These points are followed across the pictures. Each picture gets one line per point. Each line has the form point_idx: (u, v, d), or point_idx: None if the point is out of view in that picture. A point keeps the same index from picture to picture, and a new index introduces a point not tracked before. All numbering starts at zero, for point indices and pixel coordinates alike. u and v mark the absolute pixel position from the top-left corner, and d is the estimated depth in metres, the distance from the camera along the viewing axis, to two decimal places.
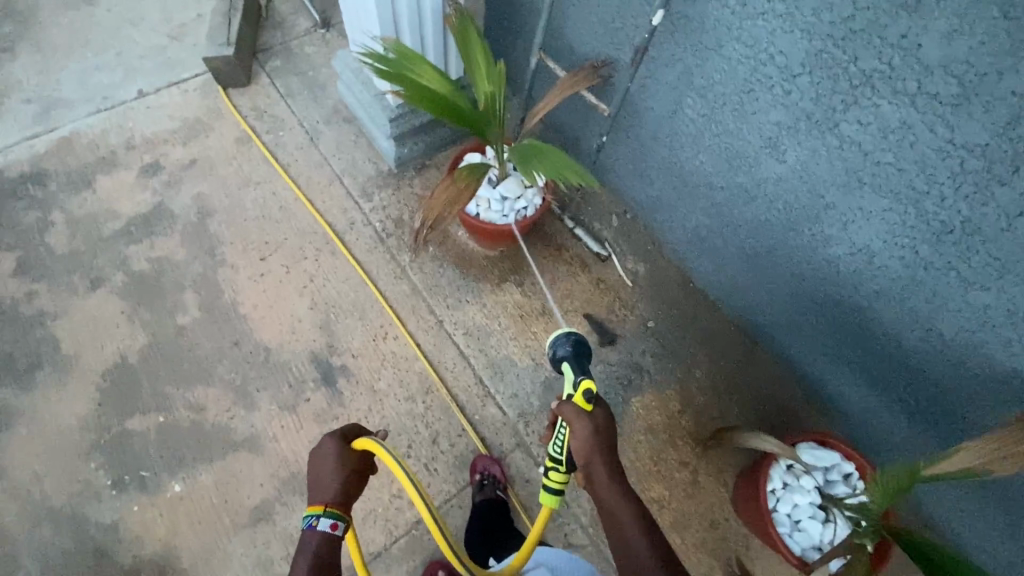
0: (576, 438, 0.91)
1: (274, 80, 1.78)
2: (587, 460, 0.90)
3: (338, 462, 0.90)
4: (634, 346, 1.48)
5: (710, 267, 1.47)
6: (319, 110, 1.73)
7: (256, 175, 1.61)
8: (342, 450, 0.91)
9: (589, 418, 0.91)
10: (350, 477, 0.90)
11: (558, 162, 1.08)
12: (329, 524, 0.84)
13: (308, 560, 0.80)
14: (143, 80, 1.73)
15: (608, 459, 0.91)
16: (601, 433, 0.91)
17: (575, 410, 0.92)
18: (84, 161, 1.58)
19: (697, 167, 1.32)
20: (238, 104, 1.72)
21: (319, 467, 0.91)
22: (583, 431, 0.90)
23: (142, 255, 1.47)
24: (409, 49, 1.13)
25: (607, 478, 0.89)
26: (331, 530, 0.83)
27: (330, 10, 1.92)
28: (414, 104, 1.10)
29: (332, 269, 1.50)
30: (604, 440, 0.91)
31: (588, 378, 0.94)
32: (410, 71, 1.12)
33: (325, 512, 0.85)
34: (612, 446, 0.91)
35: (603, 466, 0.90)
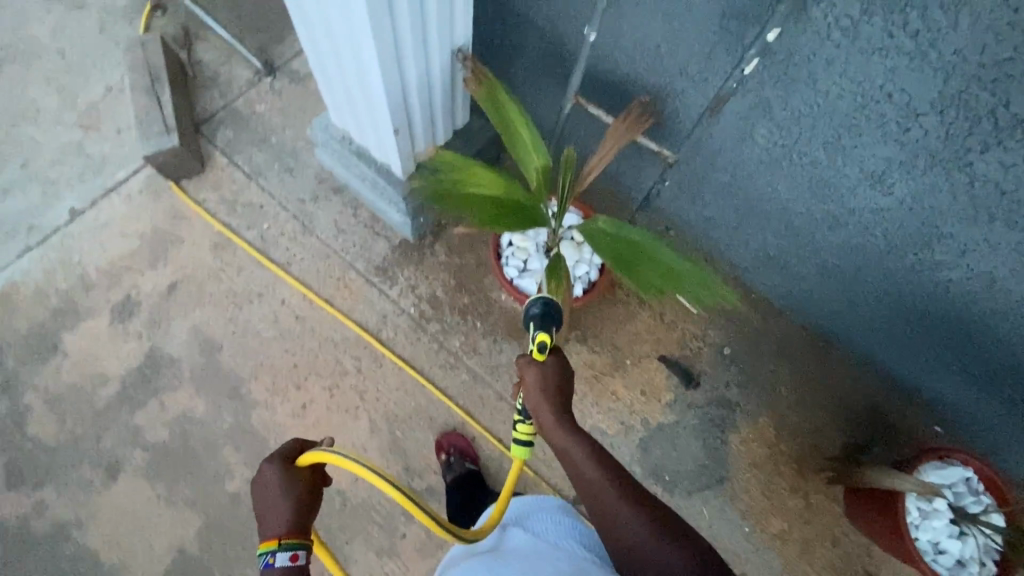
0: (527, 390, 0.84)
1: (233, 158, 1.48)
2: (542, 416, 0.81)
3: (281, 488, 0.78)
4: (718, 378, 1.40)
5: (778, 281, 1.37)
6: (300, 185, 1.47)
7: (255, 285, 1.37)
8: (289, 469, 0.81)
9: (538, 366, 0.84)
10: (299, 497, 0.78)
11: (671, 270, 1.00)
12: (288, 556, 0.71)
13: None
14: (72, 194, 1.40)
15: (560, 415, 0.80)
16: (550, 380, 0.83)
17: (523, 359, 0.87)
18: (39, 320, 1.29)
19: (767, 193, 1.19)
20: (200, 199, 1.43)
21: (262, 498, 0.78)
22: (533, 382, 0.83)
23: (155, 420, 1.24)
24: (456, 155, 0.95)
25: (563, 434, 0.78)
26: (292, 563, 0.71)
27: (271, 52, 1.60)
28: (489, 229, 0.91)
29: (382, 378, 1.33)
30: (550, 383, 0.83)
31: (539, 333, 0.87)
32: (464, 185, 0.93)
33: (281, 545, 0.72)
34: (564, 389, 0.83)
35: (559, 424, 0.79)
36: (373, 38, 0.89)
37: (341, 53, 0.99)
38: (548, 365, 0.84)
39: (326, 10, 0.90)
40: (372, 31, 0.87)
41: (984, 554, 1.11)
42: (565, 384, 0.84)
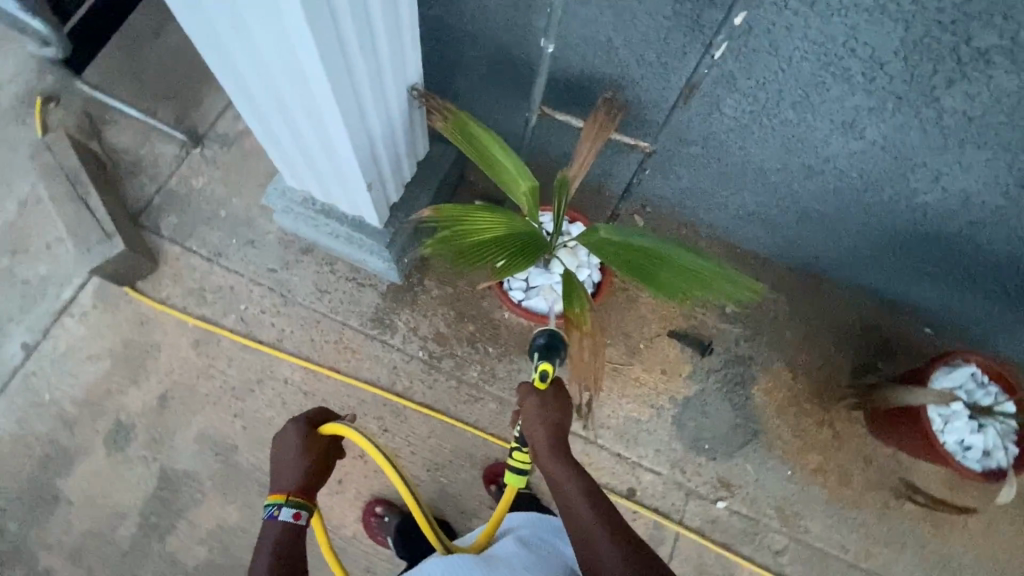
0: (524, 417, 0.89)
1: (186, 244, 1.37)
2: (541, 442, 0.86)
3: (300, 446, 0.87)
4: (728, 338, 1.44)
5: (761, 233, 1.41)
6: (266, 255, 1.38)
7: (252, 372, 1.30)
8: (309, 436, 0.88)
9: (539, 395, 0.89)
10: (314, 461, 0.87)
11: (691, 271, 0.90)
12: (291, 513, 0.83)
13: (267, 552, 0.79)
14: (19, 328, 1.28)
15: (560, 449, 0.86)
16: (551, 412, 0.88)
17: (525, 387, 0.91)
18: (29, 473, 1.19)
19: (740, 158, 1.20)
20: (164, 296, 1.33)
21: (279, 452, 0.88)
22: (534, 409, 0.88)
23: (190, 541, 1.18)
24: (457, 207, 0.90)
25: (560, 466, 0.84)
26: (294, 520, 0.83)
27: (190, 120, 1.48)
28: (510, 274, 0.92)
29: (411, 429, 1.31)
30: (549, 415, 0.88)
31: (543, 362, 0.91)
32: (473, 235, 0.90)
33: (287, 502, 0.83)
34: (561, 420, 0.89)
35: (554, 454, 0.85)
36: (332, 97, 0.80)
37: (290, 114, 0.89)
38: (549, 394, 0.89)
39: (269, 74, 0.80)
40: (330, 90, 0.79)
41: (1005, 440, 1.21)
42: (563, 416, 0.89)
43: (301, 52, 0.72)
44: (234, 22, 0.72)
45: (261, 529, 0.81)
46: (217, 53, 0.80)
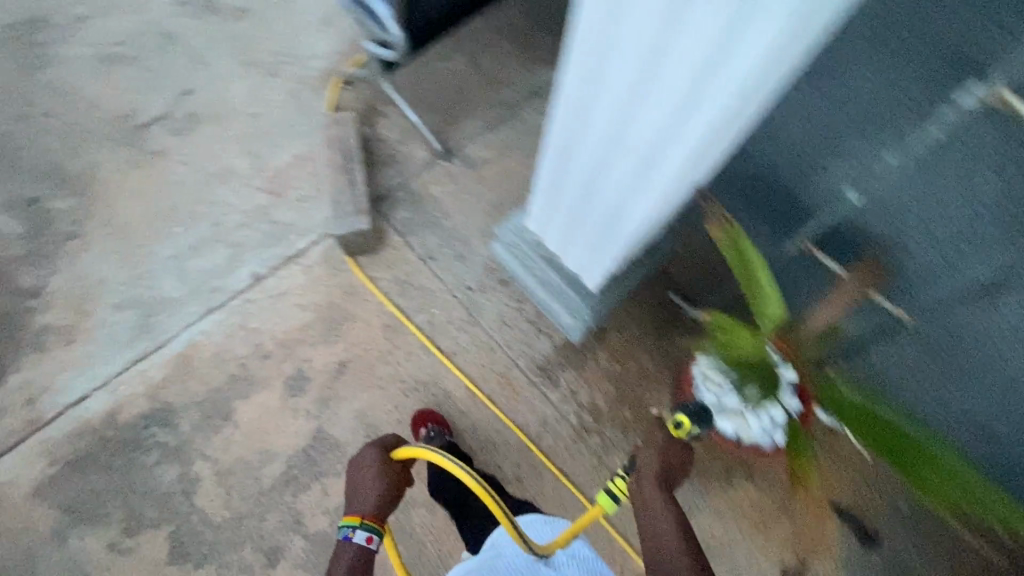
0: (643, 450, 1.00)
1: (407, 238, 1.50)
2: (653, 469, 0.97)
3: (377, 475, 0.96)
4: (893, 538, 1.31)
5: (980, 445, 1.19)
6: (469, 272, 1.48)
7: (422, 375, 1.38)
8: (382, 463, 0.96)
9: (667, 436, 1.02)
10: (389, 488, 0.95)
11: (953, 476, 0.86)
12: (364, 537, 0.90)
13: (345, 569, 0.89)
14: (255, 258, 1.45)
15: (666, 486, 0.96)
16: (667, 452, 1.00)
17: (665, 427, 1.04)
18: (213, 384, 1.31)
19: (998, 365, 1.02)
20: (374, 276, 1.45)
21: (360, 476, 0.97)
22: (658, 444, 1.00)
23: (317, 508, 1.24)
24: (728, 320, 1.08)
25: (661, 498, 0.94)
26: (366, 544, 0.90)
27: (446, 135, 1.65)
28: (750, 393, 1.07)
29: (540, 489, 1.33)
30: (666, 456, 1.00)
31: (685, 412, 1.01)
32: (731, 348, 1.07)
33: (361, 525, 0.91)
34: (672, 466, 0.99)
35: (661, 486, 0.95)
36: (678, 162, 0.80)
37: (608, 158, 0.89)
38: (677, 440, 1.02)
39: (625, 118, 0.80)
40: (682, 157, 0.79)
41: None
42: (674, 462, 1.00)
43: (692, 119, 0.73)
44: (643, 75, 0.71)
45: (338, 548, 0.90)
46: (587, 86, 0.80)
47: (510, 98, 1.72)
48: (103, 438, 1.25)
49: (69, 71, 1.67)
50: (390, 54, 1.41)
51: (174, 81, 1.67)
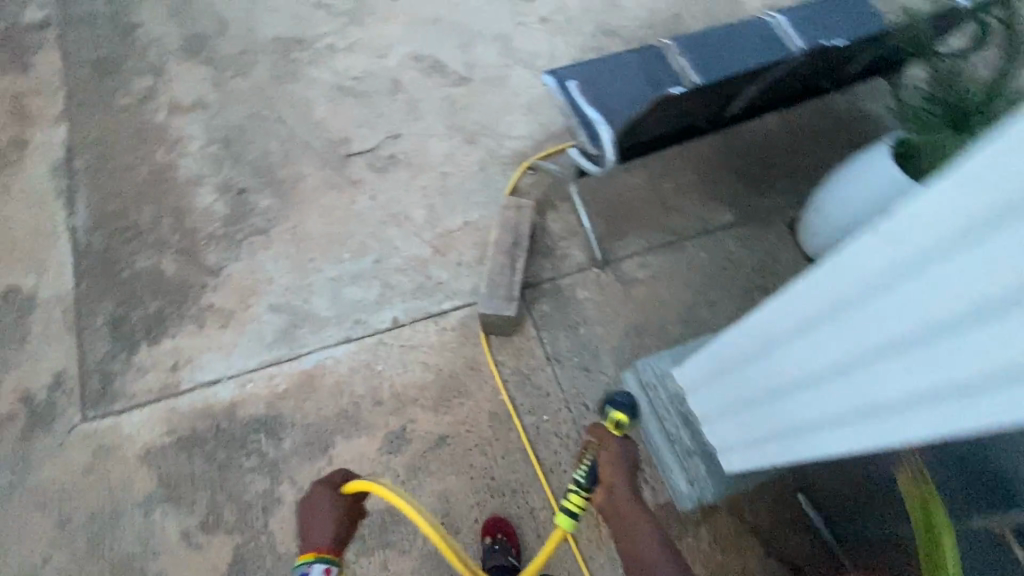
0: (606, 456, 1.07)
1: (541, 333, 1.50)
2: (614, 472, 1.06)
3: (330, 508, 0.99)
4: None
5: None
6: (591, 390, 1.43)
7: (513, 477, 1.34)
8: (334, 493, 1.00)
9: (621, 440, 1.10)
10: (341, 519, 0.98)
11: None
12: (321, 569, 0.88)
13: None
14: (400, 305, 1.52)
15: (630, 480, 1.06)
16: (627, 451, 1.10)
17: (607, 429, 1.12)
18: (324, 411, 1.36)
19: None
20: (499, 360, 1.46)
21: (314, 511, 0.99)
22: (614, 449, 1.07)
23: None
24: None
25: (628, 493, 1.04)
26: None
27: (608, 245, 1.66)
28: None
29: None
30: (629, 460, 1.07)
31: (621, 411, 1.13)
32: None
33: (318, 558, 0.89)
34: (631, 465, 1.08)
35: (628, 480, 1.06)
36: (859, 441, 0.77)
37: (799, 387, 0.86)
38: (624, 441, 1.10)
39: (865, 362, 0.73)
40: (864, 440, 0.76)
41: None
42: (630, 461, 1.08)
43: (899, 423, 0.69)
44: (886, 356, 0.69)
45: None
46: (824, 320, 0.77)
47: (680, 229, 1.71)
48: (218, 426, 1.32)
49: (309, 91, 1.91)
50: (590, 164, 1.49)
51: (388, 126, 1.87)
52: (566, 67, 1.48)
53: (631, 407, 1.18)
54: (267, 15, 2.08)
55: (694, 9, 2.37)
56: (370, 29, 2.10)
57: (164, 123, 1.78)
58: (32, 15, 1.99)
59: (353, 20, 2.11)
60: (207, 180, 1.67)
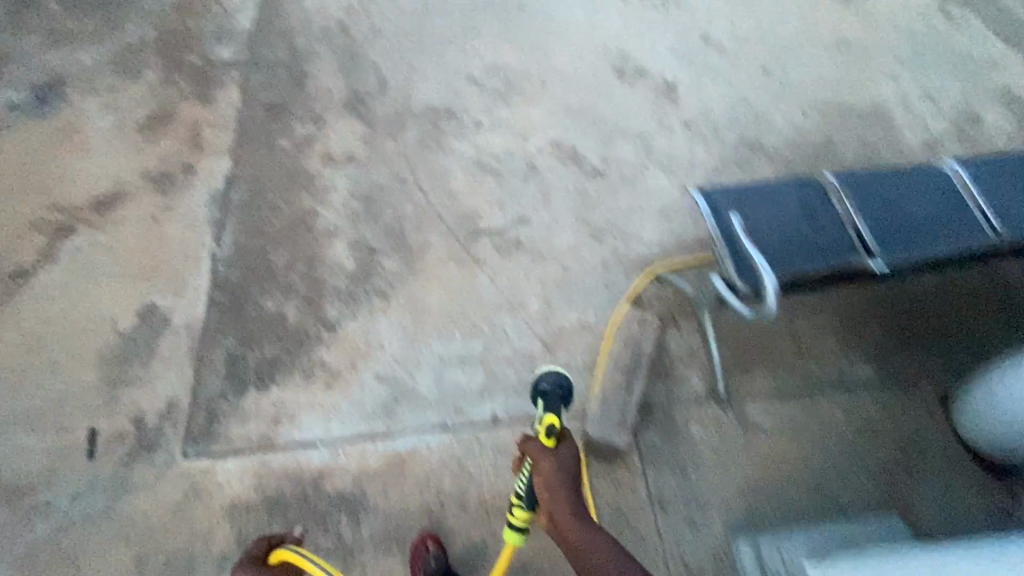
0: (540, 472, 1.07)
1: (645, 468, 1.41)
2: (552, 493, 1.05)
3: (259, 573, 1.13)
4: None
5: None
6: (692, 548, 1.35)
7: None
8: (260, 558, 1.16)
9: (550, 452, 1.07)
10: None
11: None
12: None
13: None
14: (502, 400, 1.46)
15: (572, 494, 1.04)
16: (560, 468, 1.06)
17: (538, 445, 1.08)
18: (410, 502, 1.32)
19: None
20: (596, 489, 1.38)
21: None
22: (547, 463, 1.05)
23: None
24: None
25: (572, 513, 1.03)
26: None
27: (732, 379, 1.53)
28: None
29: None
30: (567, 471, 1.06)
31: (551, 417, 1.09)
32: None
33: None
34: (569, 471, 1.07)
35: (567, 500, 1.04)
36: None
37: None
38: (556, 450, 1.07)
39: None
40: None
41: None
42: (566, 469, 1.06)
43: None
44: None
45: None
46: None
47: (813, 376, 1.55)
48: (306, 494, 1.32)
49: (449, 162, 1.98)
50: (733, 305, 1.36)
51: (518, 208, 1.88)
52: (723, 206, 1.49)
53: (558, 397, 1.18)
54: (422, 84, 2.20)
55: (843, 137, 2.29)
56: (515, 111, 2.17)
57: (314, 171, 1.88)
58: (224, 54, 2.22)
59: (501, 98, 2.21)
60: (342, 234, 1.73)
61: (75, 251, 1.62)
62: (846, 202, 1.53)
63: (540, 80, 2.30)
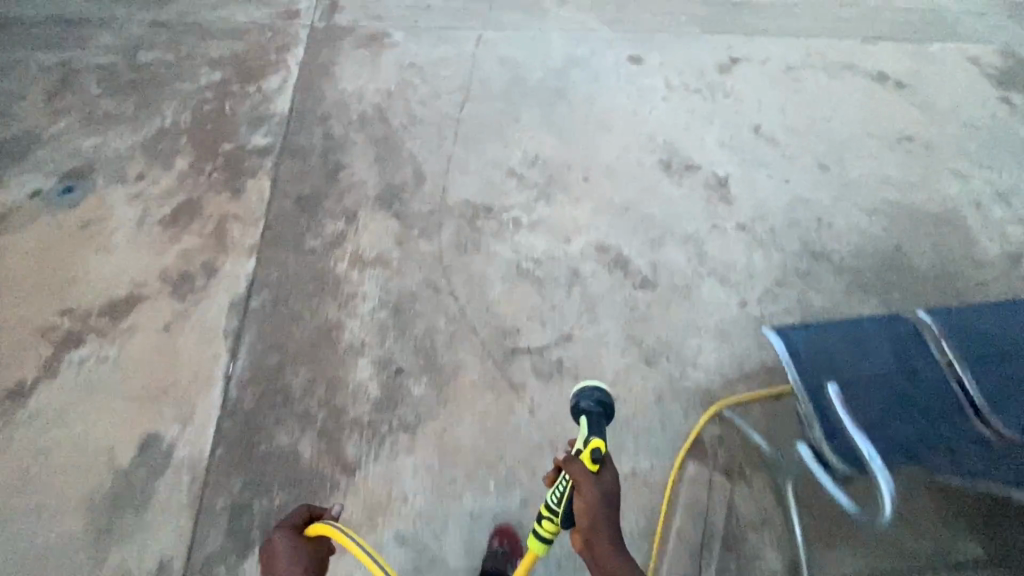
0: (582, 495, 0.95)
1: None
2: (594, 520, 0.96)
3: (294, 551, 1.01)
4: None
5: None
6: None
7: None
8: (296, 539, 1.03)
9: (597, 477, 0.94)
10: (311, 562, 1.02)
11: None
12: None
13: None
14: None
15: (612, 518, 0.96)
16: (605, 496, 0.95)
17: (587, 471, 0.95)
18: None
19: None
20: None
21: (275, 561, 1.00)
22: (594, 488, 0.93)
23: None
24: None
25: (609, 537, 0.96)
26: None
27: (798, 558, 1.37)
28: None
29: None
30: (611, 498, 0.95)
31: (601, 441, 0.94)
32: None
33: None
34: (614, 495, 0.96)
35: (606, 528, 0.96)
36: None
37: None
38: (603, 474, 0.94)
39: None
40: None
41: None
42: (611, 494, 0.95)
43: None
44: None
45: None
46: None
47: None
48: None
49: (487, 266, 1.84)
50: (836, 500, 1.18)
51: (560, 322, 1.71)
52: (815, 373, 1.27)
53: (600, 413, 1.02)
54: (460, 178, 2.11)
55: (916, 242, 2.07)
56: (557, 209, 2.04)
57: (342, 274, 1.75)
58: (257, 141, 2.15)
59: (543, 195, 2.09)
60: (367, 351, 1.58)
61: (78, 368, 1.52)
62: (952, 355, 1.31)
63: (583, 174, 2.18)
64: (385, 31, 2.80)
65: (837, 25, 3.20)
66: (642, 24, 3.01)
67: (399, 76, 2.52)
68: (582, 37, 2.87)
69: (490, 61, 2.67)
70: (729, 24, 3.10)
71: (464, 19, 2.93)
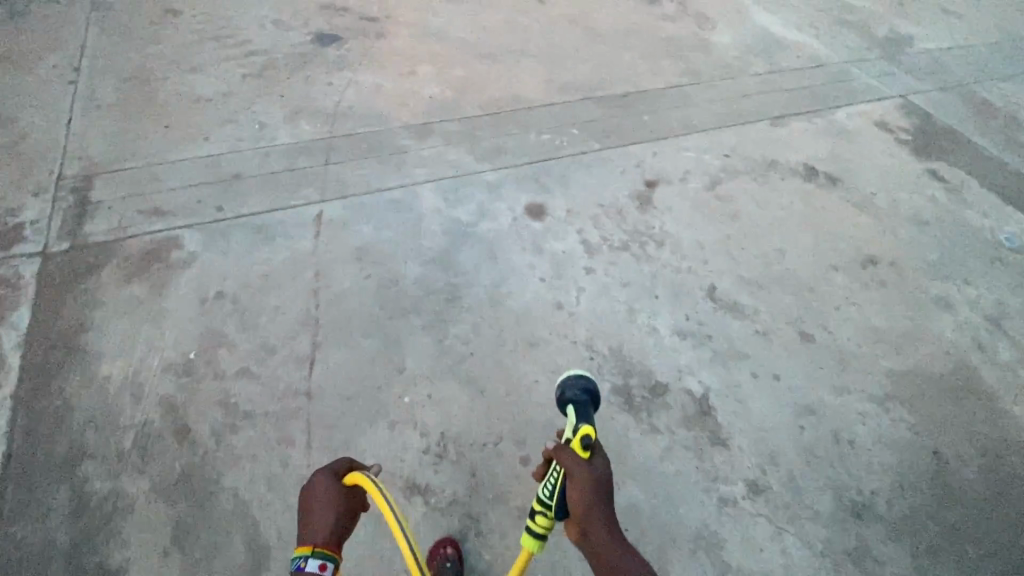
0: (570, 484, 0.85)
1: None
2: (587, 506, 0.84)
3: (330, 499, 0.94)
4: None
5: None
6: None
7: None
8: (332, 488, 0.95)
9: (585, 464, 0.86)
10: (342, 514, 0.93)
11: None
12: (318, 564, 0.83)
13: None
14: None
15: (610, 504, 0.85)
16: (600, 481, 0.86)
17: (573, 455, 0.87)
18: None
19: None
20: None
21: (311, 505, 0.94)
22: (582, 475, 0.85)
23: None
24: None
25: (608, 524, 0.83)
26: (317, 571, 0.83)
27: None
28: None
29: None
30: (602, 491, 0.85)
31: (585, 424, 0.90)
32: None
33: (315, 554, 0.85)
34: (605, 484, 0.86)
35: (603, 511, 0.84)
36: None
37: None
38: (589, 459, 0.87)
39: None
40: None
41: None
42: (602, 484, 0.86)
43: None
44: None
45: None
46: None
47: None
48: None
49: None
50: None
51: None
52: None
53: (589, 404, 0.99)
54: None
55: (954, 439, 1.61)
56: (493, 551, 1.33)
57: None
58: None
59: (473, 526, 1.35)
60: None
61: None
62: None
63: (518, 454, 1.47)
64: (166, 235, 1.87)
65: (740, 104, 2.78)
66: (529, 150, 2.36)
67: (198, 325, 1.64)
68: (459, 189, 2.16)
69: (338, 260, 1.85)
70: (628, 128, 2.54)
71: (291, 188, 2.08)
